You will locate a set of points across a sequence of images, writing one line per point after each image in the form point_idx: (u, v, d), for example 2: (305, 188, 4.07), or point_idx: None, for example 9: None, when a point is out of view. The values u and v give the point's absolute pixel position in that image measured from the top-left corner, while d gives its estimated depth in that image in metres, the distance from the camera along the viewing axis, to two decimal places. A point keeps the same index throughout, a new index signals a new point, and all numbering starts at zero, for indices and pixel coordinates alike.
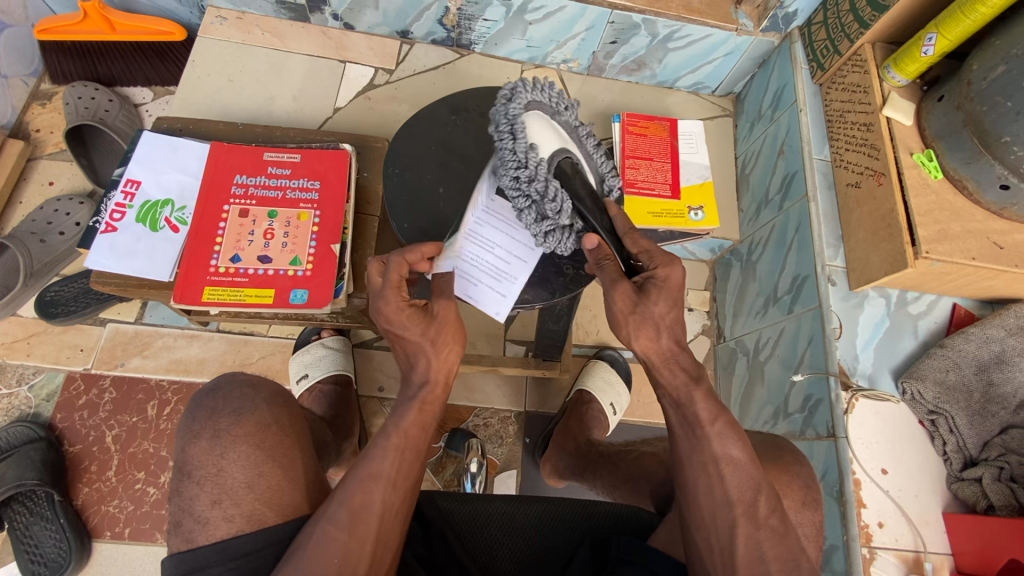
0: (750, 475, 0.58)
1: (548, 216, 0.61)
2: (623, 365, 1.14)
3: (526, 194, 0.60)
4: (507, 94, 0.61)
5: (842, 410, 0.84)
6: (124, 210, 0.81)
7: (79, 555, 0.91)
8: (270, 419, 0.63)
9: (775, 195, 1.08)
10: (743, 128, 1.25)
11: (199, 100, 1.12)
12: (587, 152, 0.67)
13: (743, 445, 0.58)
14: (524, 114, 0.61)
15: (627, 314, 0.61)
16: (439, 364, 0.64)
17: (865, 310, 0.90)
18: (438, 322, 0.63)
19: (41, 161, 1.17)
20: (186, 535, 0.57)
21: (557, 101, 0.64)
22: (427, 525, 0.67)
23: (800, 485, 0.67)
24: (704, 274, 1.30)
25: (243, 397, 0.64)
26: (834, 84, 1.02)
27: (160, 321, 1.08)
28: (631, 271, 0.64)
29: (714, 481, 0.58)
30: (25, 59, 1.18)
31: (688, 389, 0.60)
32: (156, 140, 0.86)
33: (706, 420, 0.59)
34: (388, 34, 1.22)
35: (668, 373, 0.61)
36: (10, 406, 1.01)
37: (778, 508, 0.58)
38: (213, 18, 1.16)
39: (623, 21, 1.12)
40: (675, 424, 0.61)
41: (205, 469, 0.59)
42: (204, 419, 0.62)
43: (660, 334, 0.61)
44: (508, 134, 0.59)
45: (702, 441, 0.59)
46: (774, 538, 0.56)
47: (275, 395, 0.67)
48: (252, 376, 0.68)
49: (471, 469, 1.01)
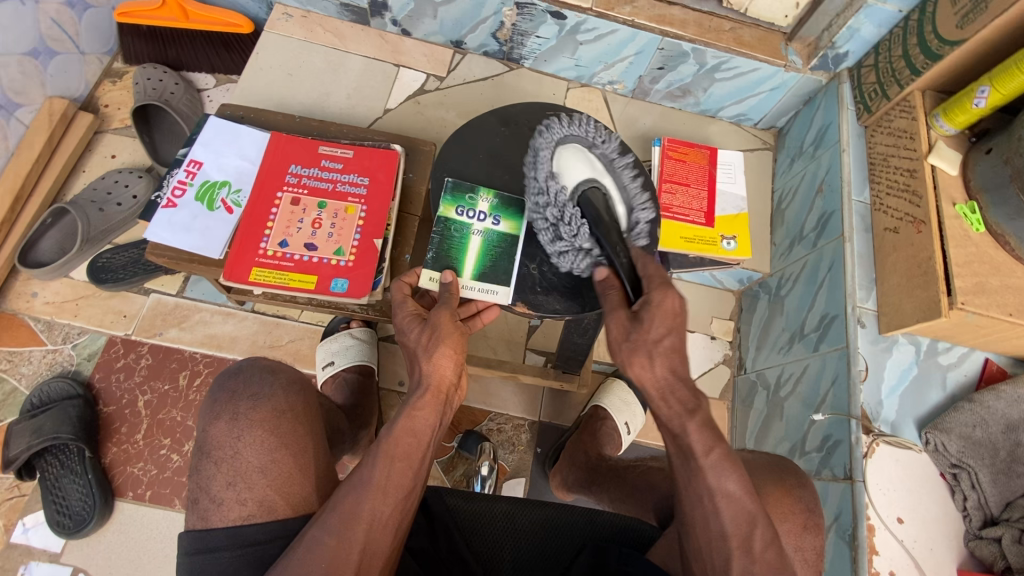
0: (745, 508, 0.55)
1: (565, 237, 0.67)
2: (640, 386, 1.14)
3: (547, 218, 0.68)
4: (542, 131, 0.71)
5: (861, 453, 0.84)
6: (184, 187, 0.84)
7: (101, 511, 0.95)
8: (286, 406, 0.66)
9: (810, 232, 1.09)
10: (783, 162, 1.26)
11: (260, 90, 1.17)
12: (621, 181, 0.70)
13: (738, 479, 0.56)
14: (557, 147, 0.70)
15: (623, 338, 0.59)
16: (436, 368, 0.62)
17: (893, 355, 0.89)
18: (433, 331, 0.64)
19: (107, 134, 1.22)
20: (201, 512, 0.61)
21: (595, 136, 0.71)
22: (432, 518, 0.69)
23: (802, 508, 0.67)
24: (730, 304, 1.29)
25: (263, 382, 0.68)
26: (880, 128, 1.02)
27: (200, 297, 1.12)
28: (633, 295, 0.61)
29: (711, 513, 0.56)
30: (103, 37, 1.25)
31: (682, 420, 0.56)
32: (220, 126, 0.88)
33: (700, 452, 0.56)
34: (442, 43, 1.27)
35: (664, 406, 0.57)
36: (54, 362, 1.06)
37: (775, 540, 0.55)
38: (280, 14, 1.22)
39: (672, 49, 1.14)
40: (672, 454, 0.58)
41: (223, 450, 0.62)
42: (224, 402, 0.66)
43: (654, 363, 0.57)
44: (533, 164, 0.70)
45: (697, 474, 0.56)
46: (768, 571, 0.54)
47: (292, 381, 0.70)
48: (272, 365, 0.71)
49: (482, 471, 1.03)
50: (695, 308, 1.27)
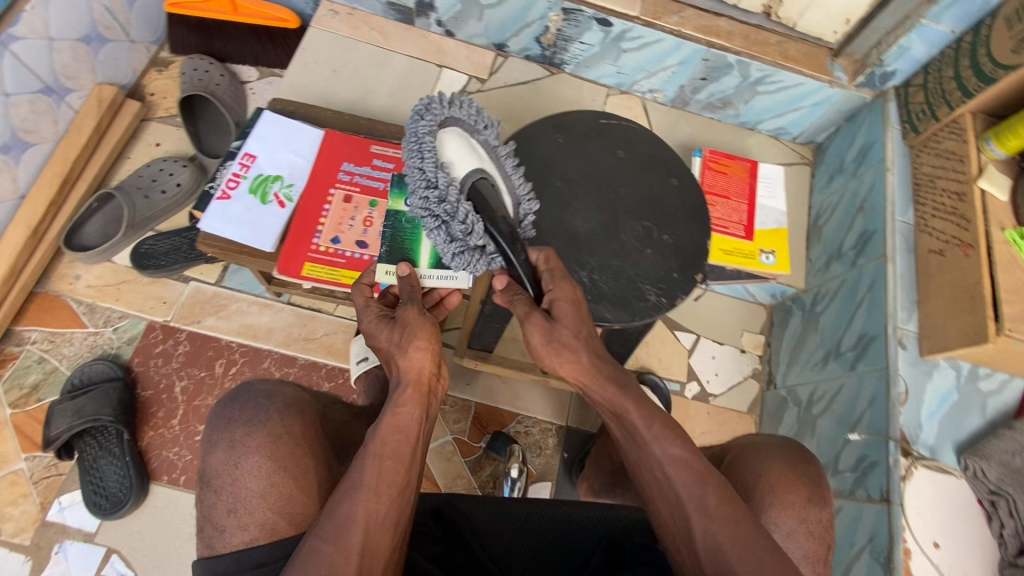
0: (693, 468, 0.57)
1: (457, 234, 0.64)
2: (663, 392, 1.15)
3: (435, 213, 0.63)
4: (422, 112, 0.63)
5: (899, 475, 0.83)
6: (239, 180, 0.85)
7: (138, 494, 0.97)
8: (283, 429, 0.64)
9: (849, 250, 1.08)
10: (821, 178, 1.25)
11: (305, 86, 1.18)
12: (505, 171, 0.68)
13: (682, 444, 0.59)
14: (440, 133, 0.64)
15: (544, 342, 0.62)
16: (411, 364, 0.64)
17: (933, 379, 0.89)
18: (406, 328, 0.66)
19: (152, 123, 1.24)
20: (207, 540, 0.61)
21: (477, 120, 0.67)
22: (445, 524, 0.69)
23: (807, 482, 0.69)
24: (761, 317, 1.28)
25: (258, 408, 0.65)
26: (927, 148, 1.01)
27: (238, 287, 1.14)
28: (535, 292, 0.66)
29: (663, 481, 0.58)
30: (152, 27, 1.27)
31: (619, 401, 0.62)
32: (275, 121, 0.89)
33: (642, 426, 0.60)
34: (485, 46, 1.27)
35: (598, 389, 0.63)
36: (95, 344, 1.08)
37: (727, 492, 0.56)
38: (326, 10, 1.23)
39: (717, 60, 1.14)
40: (622, 438, 0.63)
41: (222, 478, 0.62)
42: (222, 428, 0.64)
43: (579, 353, 0.62)
44: (418, 152, 0.62)
45: (644, 448, 0.60)
46: (727, 520, 0.54)
47: (289, 405, 0.67)
48: (270, 385, 0.69)
49: (510, 475, 1.05)
50: (725, 321, 1.27)
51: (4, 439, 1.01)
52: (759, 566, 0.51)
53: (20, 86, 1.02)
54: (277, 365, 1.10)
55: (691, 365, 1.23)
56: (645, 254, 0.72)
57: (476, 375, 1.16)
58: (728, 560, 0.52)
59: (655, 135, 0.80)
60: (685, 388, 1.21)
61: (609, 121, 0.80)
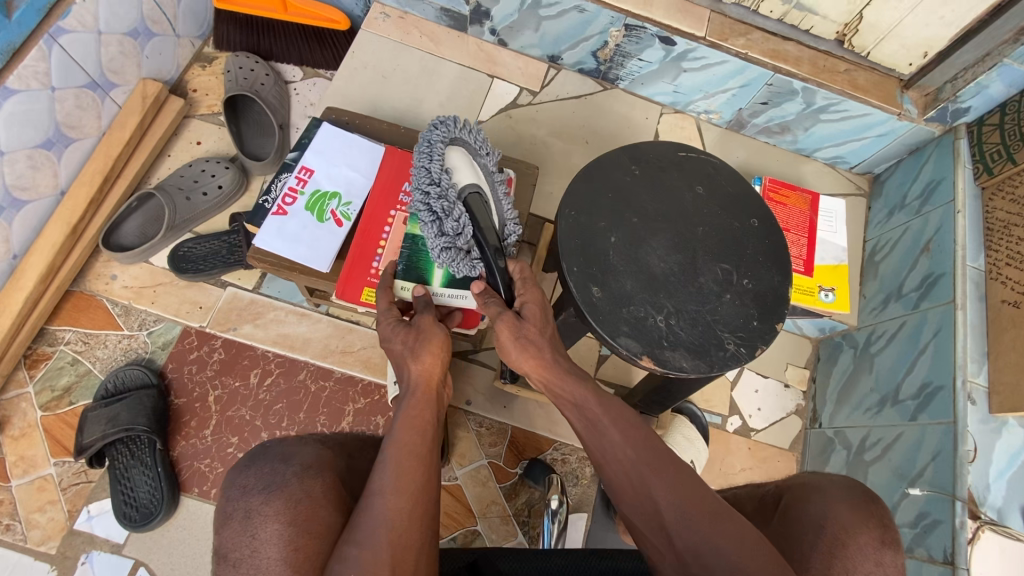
0: (652, 446, 0.58)
1: (447, 232, 0.68)
2: (703, 423, 1.13)
3: (432, 209, 0.68)
4: (437, 124, 0.69)
5: (966, 538, 0.80)
6: (295, 195, 0.82)
7: (168, 506, 0.95)
8: (303, 492, 0.51)
9: (911, 292, 1.04)
10: (879, 212, 1.21)
11: (354, 91, 1.15)
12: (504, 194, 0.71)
13: (639, 427, 0.59)
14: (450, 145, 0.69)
15: (511, 340, 0.64)
16: (421, 367, 0.63)
17: (1002, 437, 0.85)
18: (421, 332, 0.67)
19: (194, 120, 1.21)
20: None
21: (487, 145, 0.71)
22: None
23: (875, 522, 0.56)
24: (807, 351, 1.24)
25: (274, 471, 0.52)
26: (1000, 192, 0.97)
27: (276, 294, 1.11)
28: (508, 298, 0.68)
29: (622, 462, 0.57)
30: (197, 22, 1.24)
31: (580, 393, 0.62)
32: (333, 134, 0.87)
33: (601, 411, 0.60)
34: (538, 57, 1.23)
35: (558, 380, 0.63)
36: (129, 348, 1.06)
37: (682, 468, 0.56)
38: (378, 13, 1.20)
39: (782, 85, 1.10)
40: (582, 431, 0.62)
41: (239, 551, 0.48)
42: (235, 498, 0.51)
43: (544, 350, 0.64)
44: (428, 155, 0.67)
45: (600, 431, 0.60)
46: (690, 494, 0.54)
47: (309, 465, 0.54)
48: (288, 444, 0.56)
49: (550, 506, 0.95)
50: (770, 353, 1.23)
51: (35, 442, 0.99)
52: (724, 530, 0.51)
53: (66, 80, 0.99)
54: (312, 378, 1.07)
55: (733, 399, 1.20)
56: (724, 300, 0.68)
57: (514, 397, 1.13)
58: (702, 532, 0.51)
59: (735, 170, 0.76)
60: (725, 421, 1.17)
61: (686, 153, 0.76)
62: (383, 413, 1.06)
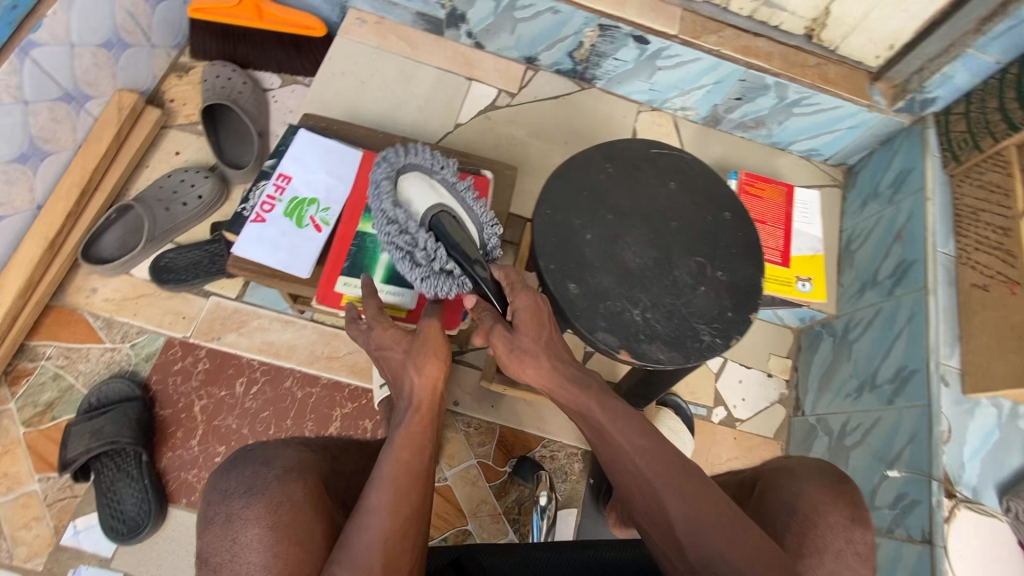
0: (662, 453, 0.57)
1: (421, 262, 0.68)
2: (687, 414, 1.14)
3: (400, 244, 0.68)
4: (380, 160, 0.69)
5: (942, 517, 0.82)
6: (274, 203, 0.83)
7: (156, 518, 0.95)
8: (284, 496, 0.52)
9: (885, 279, 1.06)
10: (853, 202, 1.24)
11: (332, 96, 1.15)
12: (467, 205, 0.72)
13: (645, 434, 0.59)
14: (400, 175, 0.69)
15: (507, 351, 0.63)
16: (422, 382, 0.63)
17: (976, 418, 0.87)
18: (422, 341, 0.67)
19: (172, 130, 1.21)
20: None
21: (435, 162, 0.72)
22: None
23: (846, 501, 0.58)
24: (789, 341, 1.26)
25: (255, 475, 0.53)
26: (968, 179, 0.99)
27: (259, 302, 1.11)
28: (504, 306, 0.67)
29: (633, 470, 0.58)
30: (173, 31, 1.23)
31: (581, 400, 0.61)
32: (310, 140, 0.87)
33: (606, 418, 0.60)
34: (515, 59, 1.25)
35: (562, 388, 0.62)
36: (112, 361, 1.05)
37: (693, 475, 0.56)
38: (353, 19, 1.20)
39: (754, 81, 1.12)
40: (592, 438, 0.62)
41: (219, 556, 0.49)
42: (216, 503, 0.52)
43: (540, 360, 0.62)
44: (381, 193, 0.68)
45: (610, 440, 0.60)
46: (698, 499, 0.54)
47: (289, 469, 0.55)
48: (269, 447, 0.57)
49: (539, 503, 0.99)
50: (753, 344, 1.25)
51: (18, 459, 0.98)
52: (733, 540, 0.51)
53: (40, 94, 0.98)
54: (299, 384, 1.07)
55: (718, 390, 1.21)
56: (699, 293, 0.69)
57: (502, 397, 1.14)
58: (709, 540, 0.51)
59: (708, 165, 0.77)
60: (710, 412, 1.19)
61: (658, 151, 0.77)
62: (370, 417, 1.06)
